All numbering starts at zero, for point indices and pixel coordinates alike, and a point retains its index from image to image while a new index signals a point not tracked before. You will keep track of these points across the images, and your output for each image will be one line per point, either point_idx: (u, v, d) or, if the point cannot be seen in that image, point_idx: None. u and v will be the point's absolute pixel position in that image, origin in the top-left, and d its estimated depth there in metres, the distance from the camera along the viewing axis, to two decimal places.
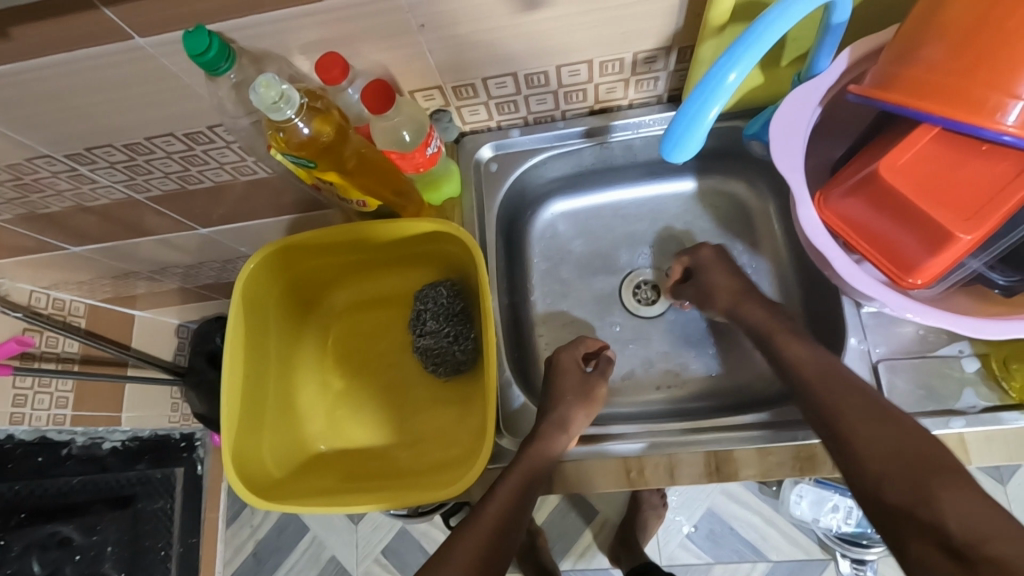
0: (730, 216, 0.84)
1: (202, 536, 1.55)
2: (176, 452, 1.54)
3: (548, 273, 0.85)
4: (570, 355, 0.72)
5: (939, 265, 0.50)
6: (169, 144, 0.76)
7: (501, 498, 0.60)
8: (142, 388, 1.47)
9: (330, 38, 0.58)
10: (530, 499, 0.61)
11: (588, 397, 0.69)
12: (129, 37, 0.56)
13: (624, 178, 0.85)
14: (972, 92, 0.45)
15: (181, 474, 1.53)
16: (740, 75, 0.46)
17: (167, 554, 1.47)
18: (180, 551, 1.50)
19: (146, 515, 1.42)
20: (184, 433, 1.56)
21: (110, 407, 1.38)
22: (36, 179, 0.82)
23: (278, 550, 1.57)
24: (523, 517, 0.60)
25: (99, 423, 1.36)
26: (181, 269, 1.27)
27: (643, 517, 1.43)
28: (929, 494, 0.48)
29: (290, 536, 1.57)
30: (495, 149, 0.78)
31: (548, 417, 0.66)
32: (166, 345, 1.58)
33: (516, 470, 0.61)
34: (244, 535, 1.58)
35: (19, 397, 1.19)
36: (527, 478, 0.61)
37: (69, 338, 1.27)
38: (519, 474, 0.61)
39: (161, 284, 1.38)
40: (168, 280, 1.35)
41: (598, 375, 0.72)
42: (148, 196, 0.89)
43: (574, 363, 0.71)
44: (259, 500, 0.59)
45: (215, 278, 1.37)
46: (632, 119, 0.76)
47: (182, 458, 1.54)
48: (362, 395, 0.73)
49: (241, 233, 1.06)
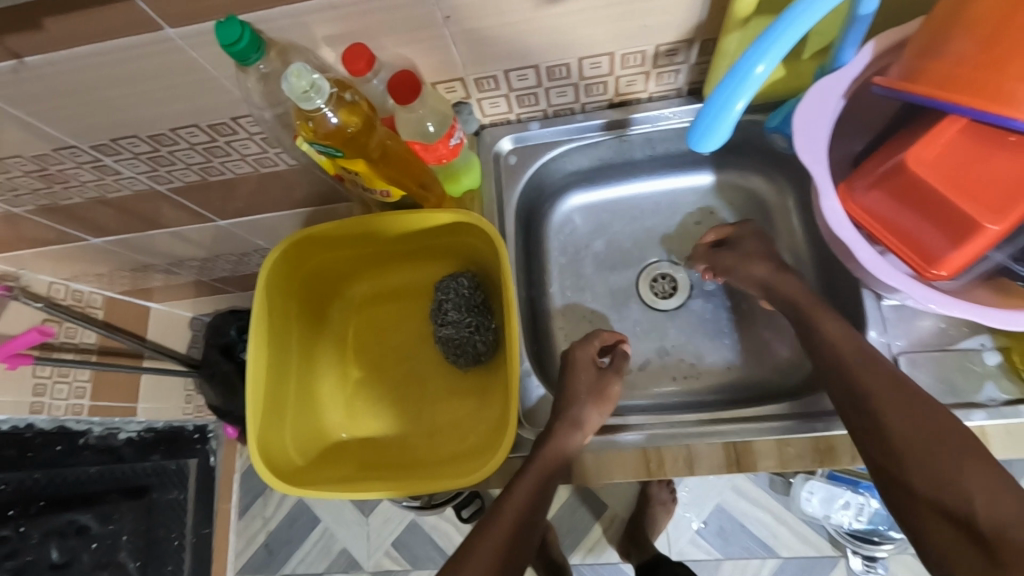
0: (747, 210, 0.84)
1: (215, 527, 1.58)
2: (191, 443, 1.57)
3: (566, 266, 0.86)
4: (586, 353, 0.72)
5: (965, 257, 0.50)
6: (193, 136, 0.77)
7: (525, 487, 0.61)
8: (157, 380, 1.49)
9: (357, 30, 0.58)
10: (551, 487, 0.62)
11: (602, 396, 0.69)
12: (159, 28, 0.57)
13: (643, 171, 0.85)
14: (1002, 84, 0.45)
15: (195, 466, 1.55)
16: (768, 66, 0.46)
17: (181, 544, 1.49)
18: (194, 541, 1.52)
19: (161, 504, 1.44)
20: (197, 425, 1.58)
21: (125, 398, 1.41)
22: (61, 170, 0.83)
23: (289, 541, 1.59)
24: (538, 515, 0.62)
25: (116, 413, 1.40)
26: (198, 261, 1.29)
27: (654, 512, 1.44)
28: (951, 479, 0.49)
29: (301, 527, 1.60)
30: (515, 142, 0.78)
31: (565, 413, 0.66)
32: (181, 337, 1.59)
33: (532, 470, 0.62)
34: (257, 525, 1.61)
35: (39, 386, 1.23)
36: (552, 465, 0.62)
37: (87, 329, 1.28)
38: (544, 463, 0.62)
39: (177, 277, 1.39)
40: (184, 272, 1.36)
41: (614, 372, 0.72)
42: (170, 187, 0.90)
43: (589, 363, 0.71)
44: (283, 486, 0.60)
45: (231, 270, 1.38)
46: (651, 112, 0.76)
47: (196, 450, 1.56)
48: (381, 386, 0.73)
49: (259, 225, 1.07)
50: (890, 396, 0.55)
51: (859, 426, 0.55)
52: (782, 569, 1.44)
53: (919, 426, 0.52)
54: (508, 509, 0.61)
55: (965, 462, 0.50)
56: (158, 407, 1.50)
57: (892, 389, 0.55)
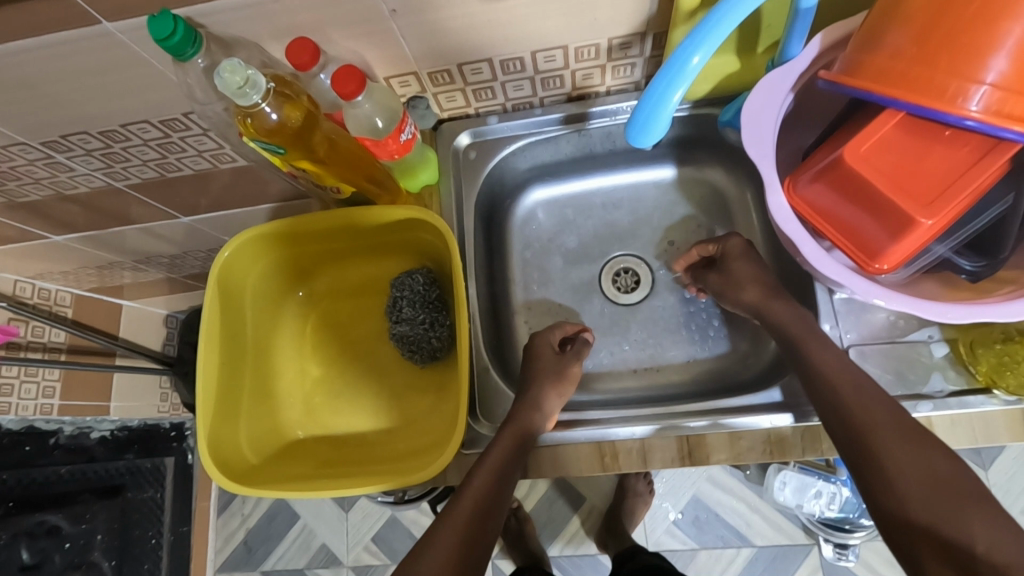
0: (708, 204, 0.84)
1: (193, 524, 1.58)
2: (167, 441, 1.55)
3: (528, 261, 0.85)
4: (547, 337, 0.73)
5: (903, 250, 0.50)
6: (145, 132, 0.75)
7: (491, 466, 0.61)
8: (131, 378, 1.47)
9: (300, 24, 0.57)
10: (516, 469, 0.61)
11: (562, 376, 0.70)
12: (96, 22, 0.56)
13: (605, 166, 0.85)
14: (934, 78, 0.45)
15: (172, 463, 1.54)
16: (703, 58, 0.46)
17: (159, 542, 1.49)
18: (171, 539, 1.52)
19: (137, 504, 1.43)
20: (174, 423, 1.57)
21: (99, 396, 1.39)
22: (12, 167, 0.82)
23: (270, 537, 1.60)
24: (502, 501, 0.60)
25: (87, 412, 1.37)
26: (165, 258, 1.27)
27: (630, 503, 1.45)
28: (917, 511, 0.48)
29: (281, 524, 1.60)
30: (473, 137, 0.78)
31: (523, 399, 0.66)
32: (155, 334, 1.58)
33: (496, 451, 0.62)
34: (236, 521, 1.61)
35: (5, 387, 1.20)
36: (516, 445, 0.62)
37: (54, 327, 1.26)
38: (510, 443, 0.62)
39: (147, 273, 1.38)
40: (153, 269, 1.35)
41: (574, 356, 0.73)
42: (128, 183, 0.89)
43: (549, 346, 0.73)
44: (233, 485, 0.60)
45: (201, 266, 1.37)
46: (609, 106, 0.75)
47: (173, 448, 1.55)
48: (339, 382, 0.73)
49: (226, 220, 1.06)
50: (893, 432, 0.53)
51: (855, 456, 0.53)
52: (755, 558, 1.47)
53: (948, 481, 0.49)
54: (476, 487, 0.60)
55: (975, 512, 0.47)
56: (134, 405, 1.48)
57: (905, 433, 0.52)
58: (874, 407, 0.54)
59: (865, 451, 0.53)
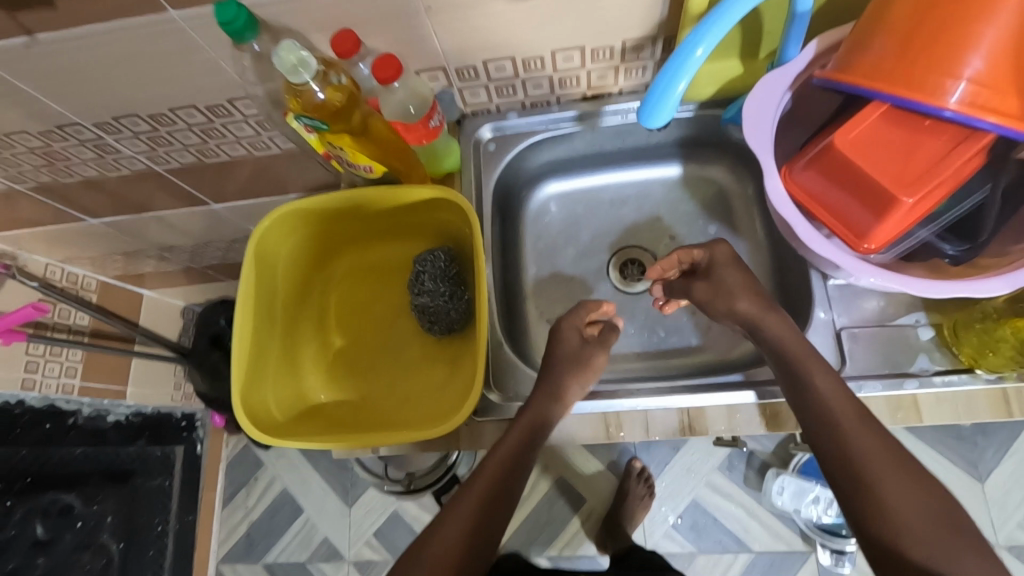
0: (712, 201, 0.89)
1: (198, 513, 1.64)
2: (177, 431, 1.62)
3: (540, 251, 0.91)
4: (572, 323, 0.74)
5: (889, 229, 0.55)
6: (190, 116, 0.82)
7: (501, 455, 0.65)
8: (148, 365, 1.54)
9: (344, 16, 0.63)
10: (526, 455, 0.66)
11: (585, 364, 0.71)
12: (162, 9, 0.62)
13: (615, 163, 0.90)
14: (916, 73, 0.51)
15: (181, 453, 1.61)
16: (707, 50, 0.52)
17: (164, 530, 1.53)
18: (176, 527, 1.56)
19: (145, 490, 1.47)
20: (185, 413, 1.65)
21: (116, 379, 1.46)
22: (63, 147, 0.88)
23: (272, 530, 1.66)
24: (513, 484, 0.64)
25: (106, 395, 1.44)
26: (188, 247, 1.32)
27: (629, 505, 1.48)
28: (878, 495, 0.54)
29: (284, 517, 1.66)
30: (493, 131, 0.83)
31: (545, 382, 0.69)
32: (172, 325, 1.63)
33: (509, 437, 0.65)
34: (240, 514, 1.68)
35: (32, 364, 1.26)
36: (527, 434, 0.66)
37: (80, 310, 1.32)
38: (521, 433, 0.65)
39: (169, 263, 1.43)
40: (176, 259, 1.41)
41: (597, 345, 0.74)
42: (167, 167, 0.95)
43: (574, 332, 0.74)
44: (263, 437, 0.64)
45: (222, 258, 1.42)
46: (621, 105, 0.81)
47: (182, 437, 1.62)
48: (361, 352, 0.78)
49: (252, 208, 1.12)
50: (861, 423, 0.58)
51: (830, 452, 0.58)
52: (753, 563, 1.49)
53: (911, 475, 0.55)
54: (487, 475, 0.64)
55: (936, 506, 0.53)
56: (149, 392, 1.54)
57: (870, 425, 0.58)
58: (844, 398, 0.59)
59: (841, 442, 0.57)
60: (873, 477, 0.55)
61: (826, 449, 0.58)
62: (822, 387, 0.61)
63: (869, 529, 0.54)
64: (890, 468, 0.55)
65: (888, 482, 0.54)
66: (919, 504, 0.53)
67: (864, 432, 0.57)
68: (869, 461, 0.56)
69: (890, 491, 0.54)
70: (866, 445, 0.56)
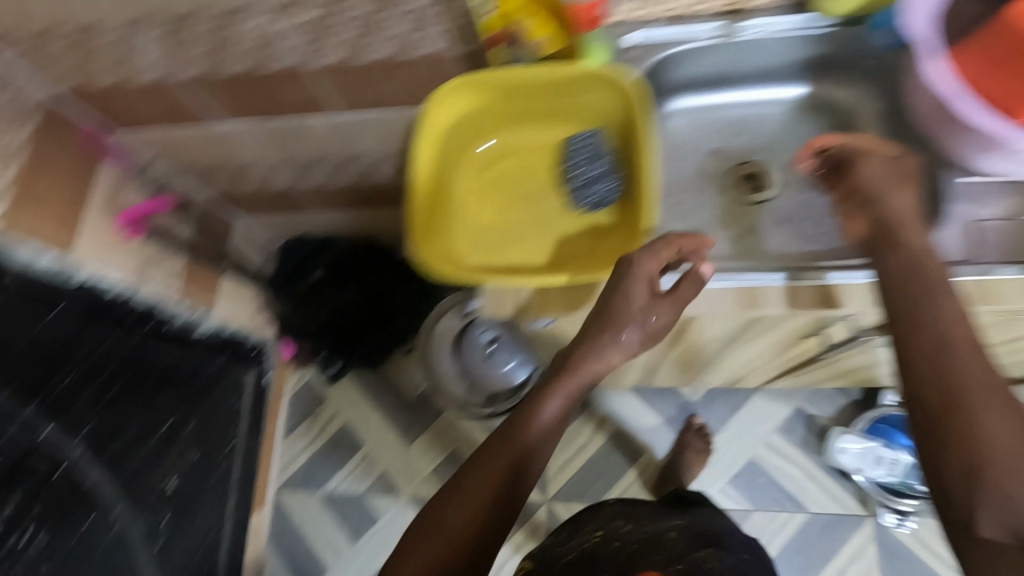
0: (829, 117, 1.00)
1: (263, 436, 1.79)
2: (248, 356, 1.75)
3: (670, 154, 1.04)
4: (648, 268, 0.81)
5: None
6: (366, 4, 0.88)
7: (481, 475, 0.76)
8: (235, 289, 1.67)
9: None
10: (513, 493, 0.76)
11: (654, 298, 0.83)
12: None
13: (740, 81, 1.01)
14: None
15: (250, 378, 1.75)
16: None
17: (227, 446, 1.66)
18: (238, 446, 1.69)
19: (214, 407, 1.61)
20: (256, 342, 1.78)
21: (208, 295, 1.56)
22: (237, 30, 0.96)
23: (332, 459, 1.82)
24: (515, 485, 0.76)
25: (198, 308, 1.53)
26: (294, 168, 1.40)
27: (686, 457, 1.56)
28: (978, 418, 0.64)
29: (346, 448, 1.83)
30: (643, 39, 0.93)
31: (590, 340, 0.82)
32: (255, 253, 1.77)
33: (500, 463, 0.76)
34: (303, 442, 1.85)
35: (145, 265, 1.35)
36: (509, 472, 0.76)
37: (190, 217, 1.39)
38: (491, 451, 0.78)
39: (272, 185, 1.51)
40: (281, 180, 1.48)
41: (675, 291, 0.84)
42: (320, 63, 1.02)
43: (647, 278, 0.81)
44: None
45: (323, 185, 1.50)
46: (763, 19, 0.89)
47: (251, 363, 1.75)
48: (507, 223, 1.01)
49: (375, 121, 1.20)
50: (969, 358, 0.67)
51: (931, 382, 0.67)
52: (808, 523, 1.55)
53: (1006, 405, 0.64)
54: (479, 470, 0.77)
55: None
56: (232, 312, 1.66)
57: (976, 359, 0.67)
58: (961, 338, 0.68)
59: (945, 377, 0.67)
60: (971, 408, 0.64)
61: (926, 386, 0.68)
62: (934, 330, 0.69)
63: (956, 452, 0.64)
64: (988, 397, 0.64)
65: (985, 411, 0.64)
66: (1008, 431, 0.63)
67: (970, 366, 0.66)
68: (974, 392, 0.65)
69: (987, 419, 0.64)
70: (970, 373, 0.66)
